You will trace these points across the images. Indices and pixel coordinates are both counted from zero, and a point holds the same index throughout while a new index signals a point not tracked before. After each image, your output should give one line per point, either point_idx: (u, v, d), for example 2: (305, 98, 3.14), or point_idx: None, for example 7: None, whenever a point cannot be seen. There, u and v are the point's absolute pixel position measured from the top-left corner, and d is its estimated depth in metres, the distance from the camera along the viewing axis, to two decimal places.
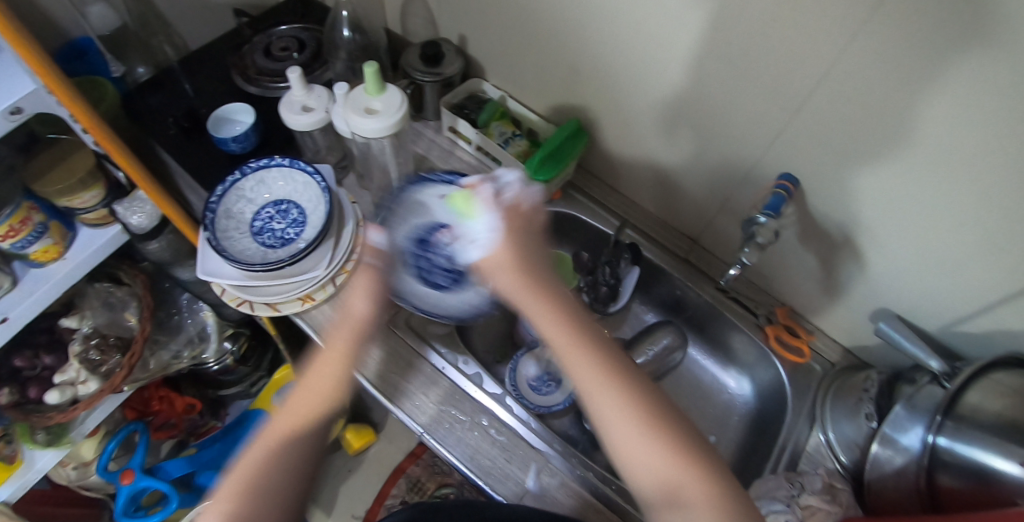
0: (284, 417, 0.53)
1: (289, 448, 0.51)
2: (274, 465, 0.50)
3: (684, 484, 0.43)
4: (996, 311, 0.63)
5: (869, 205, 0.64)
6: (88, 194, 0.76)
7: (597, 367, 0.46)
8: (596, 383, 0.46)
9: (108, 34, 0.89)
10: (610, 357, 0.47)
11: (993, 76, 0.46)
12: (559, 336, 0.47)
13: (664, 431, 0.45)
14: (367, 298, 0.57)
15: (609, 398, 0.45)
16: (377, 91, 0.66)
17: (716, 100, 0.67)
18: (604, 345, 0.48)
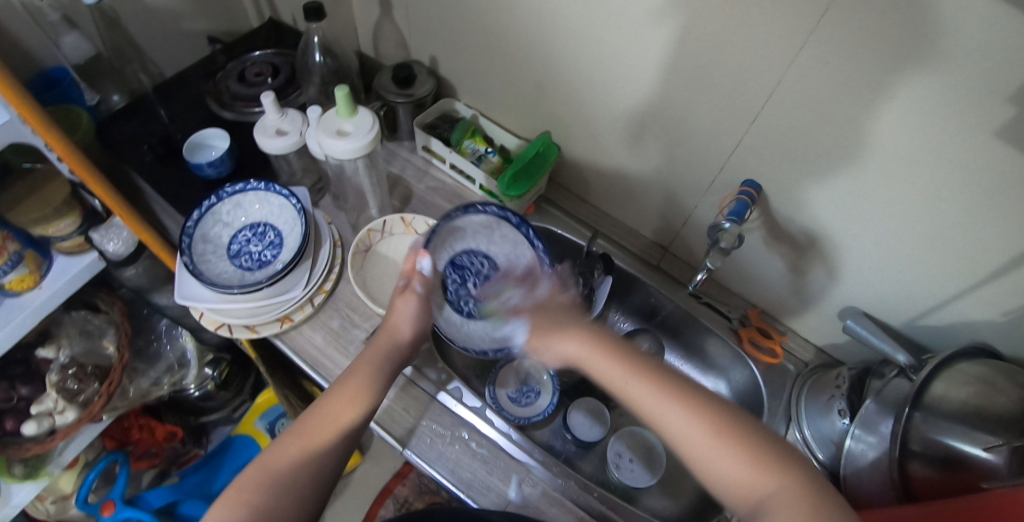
0: (313, 421, 0.56)
1: (315, 449, 0.53)
2: (294, 464, 0.52)
3: (767, 490, 0.45)
4: (955, 304, 0.66)
5: (829, 208, 0.67)
6: (63, 223, 0.76)
7: (646, 386, 0.52)
8: (666, 408, 0.50)
9: (81, 63, 0.88)
10: (657, 373, 0.53)
11: (937, 79, 0.49)
12: (616, 372, 0.54)
13: (738, 440, 0.48)
14: (410, 322, 0.63)
15: (678, 420, 0.49)
16: (348, 114, 0.68)
17: (681, 112, 0.69)
18: (663, 370, 0.54)
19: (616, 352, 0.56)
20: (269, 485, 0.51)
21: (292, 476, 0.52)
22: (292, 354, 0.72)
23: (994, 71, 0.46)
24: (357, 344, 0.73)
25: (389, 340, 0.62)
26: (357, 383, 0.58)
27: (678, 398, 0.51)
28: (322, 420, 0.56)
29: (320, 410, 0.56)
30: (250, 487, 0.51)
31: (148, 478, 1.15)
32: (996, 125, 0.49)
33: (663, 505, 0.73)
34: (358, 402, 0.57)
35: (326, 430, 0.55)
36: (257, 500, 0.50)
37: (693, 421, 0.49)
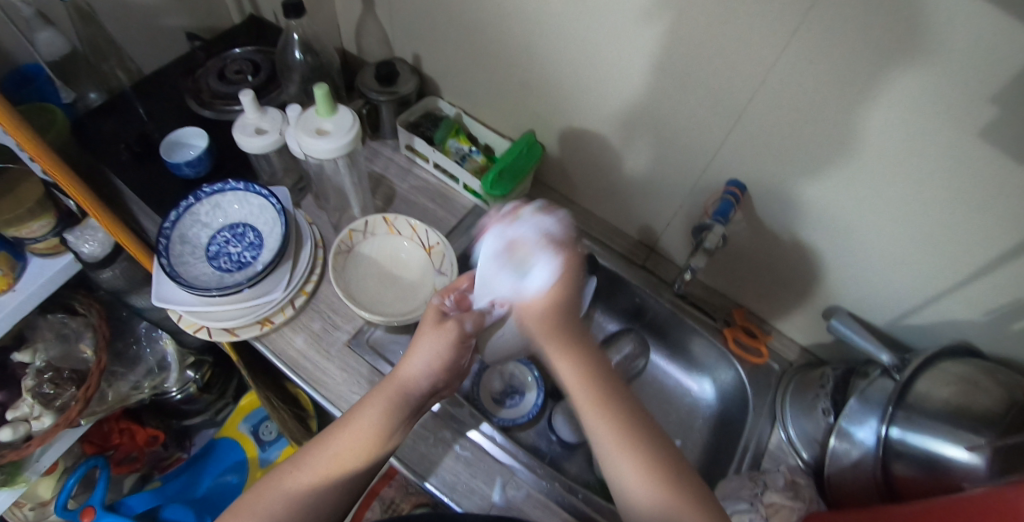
0: (321, 457, 0.52)
1: (311, 494, 0.50)
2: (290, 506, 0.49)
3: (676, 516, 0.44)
4: (938, 304, 0.66)
5: (814, 206, 0.66)
6: (37, 224, 0.74)
7: (602, 413, 0.50)
8: (603, 430, 0.49)
9: (56, 60, 0.84)
10: (609, 398, 0.50)
11: (919, 81, 0.49)
12: (574, 379, 0.52)
13: (672, 479, 0.46)
14: (424, 362, 0.58)
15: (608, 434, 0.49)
16: (327, 113, 0.67)
17: (666, 109, 0.68)
18: (619, 401, 0.51)
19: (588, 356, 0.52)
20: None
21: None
22: (272, 357, 0.71)
23: (977, 70, 0.46)
24: (339, 346, 0.72)
25: (406, 383, 0.57)
26: (370, 434, 0.54)
27: (600, 400, 0.50)
28: (328, 468, 0.52)
29: (322, 456, 0.52)
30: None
31: (128, 483, 1.13)
32: (979, 124, 0.49)
33: None
34: (360, 458, 0.53)
35: (330, 477, 0.52)
36: None
37: (614, 431, 0.49)
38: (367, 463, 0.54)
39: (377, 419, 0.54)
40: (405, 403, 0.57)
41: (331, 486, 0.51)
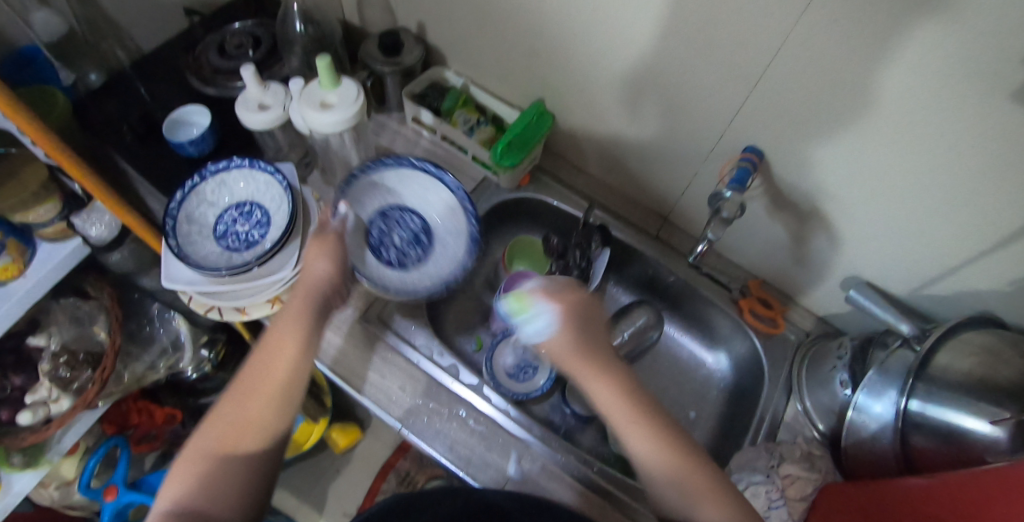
0: (253, 372, 0.55)
1: (253, 406, 0.53)
2: (238, 422, 0.52)
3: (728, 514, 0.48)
4: (962, 272, 0.64)
5: (832, 173, 0.64)
6: (42, 209, 0.73)
7: (649, 436, 0.51)
8: (656, 455, 0.50)
9: (53, 41, 0.83)
10: (657, 418, 0.52)
11: (951, 39, 0.46)
12: (615, 407, 0.52)
13: (721, 493, 0.49)
14: (326, 260, 0.61)
15: (647, 443, 0.51)
16: (331, 85, 0.65)
17: (678, 74, 0.66)
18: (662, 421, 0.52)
19: (600, 364, 0.53)
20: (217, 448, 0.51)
21: (223, 462, 0.51)
22: None
23: (1013, 28, 0.43)
24: (351, 322, 0.72)
25: (306, 290, 0.59)
26: (270, 354, 0.56)
27: (640, 424, 0.51)
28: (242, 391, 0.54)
29: (251, 375, 0.55)
30: (188, 485, 0.49)
31: (150, 461, 1.15)
32: (1013, 85, 0.46)
33: None
34: (290, 363, 0.56)
35: (257, 387, 0.54)
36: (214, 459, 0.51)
37: (658, 445, 0.50)
38: (291, 376, 0.55)
39: (299, 322, 0.57)
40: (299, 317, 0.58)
41: (257, 402, 0.53)
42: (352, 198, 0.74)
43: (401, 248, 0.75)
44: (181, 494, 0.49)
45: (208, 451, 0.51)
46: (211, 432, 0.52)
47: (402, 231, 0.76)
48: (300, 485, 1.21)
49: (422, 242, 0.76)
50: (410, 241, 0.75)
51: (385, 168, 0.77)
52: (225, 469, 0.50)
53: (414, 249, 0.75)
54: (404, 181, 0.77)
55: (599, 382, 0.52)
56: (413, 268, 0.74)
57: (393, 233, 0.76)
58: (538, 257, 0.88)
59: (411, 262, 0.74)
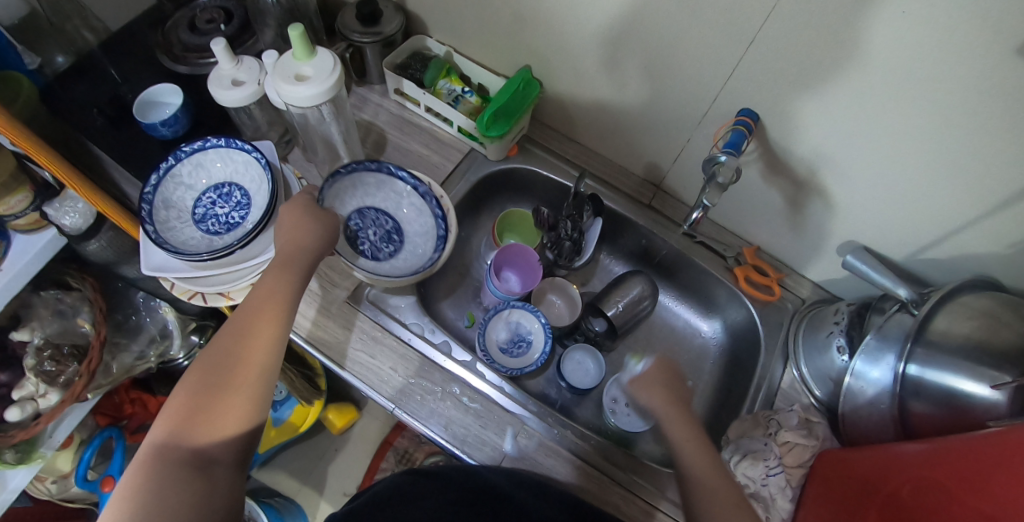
0: (236, 319, 0.54)
1: (237, 348, 0.52)
2: (224, 364, 0.51)
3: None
4: (960, 235, 0.63)
5: (830, 136, 0.62)
6: (14, 199, 0.71)
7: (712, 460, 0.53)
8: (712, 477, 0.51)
9: (15, 23, 0.80)
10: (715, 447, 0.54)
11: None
12: (684, 433, 0.55)
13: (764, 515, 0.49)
14: (304, 218, 0.61)
15: (707, 464, 0.52)
16: (306, 56, 0.61)
17: (669, 36, 0.63)
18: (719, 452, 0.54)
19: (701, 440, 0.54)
20: (204, 389, 0.49)
21: (214, 400, 0.49)
22: None
23: None
24: (339, 304, 0.70)
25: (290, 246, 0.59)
26: (259, 300, 0.55)
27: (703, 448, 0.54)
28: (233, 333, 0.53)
29: (235, 322, 0.54)
30: (178, 423, 0.47)
31: None
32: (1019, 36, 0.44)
33: (661, 448, 0.74)
34: (274, 310, 0.55)
35: (242, 331, 0.53)
36: (201, 400, 0.49)
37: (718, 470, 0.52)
38: (275, 322, 0.55)
39: (281, 272, 0.57)
40: (286, 266, 0.58)
41: (241, 345, 0.52)
42: (326, 200, 0.67)
43: (373, 243, 0.71)
44: (172, 432, 0.47)
45: (198, 389, 0.49)
46: (199, 373, 0.50)
47: (374, 227, 0.71)
48: (299, 468, 1.21)
49: (395, 239, 0.72)
50: (382, 239, 0.71)
51: (363, 171, 0.70)
52: (217, 407, 0.49)
53: (388, 245, 0.71)
54: (381, 186, 0.71)
55: (671, 413, 0.57)
56: (386, 262, 0.71)
57: (366, 232, 0.70)
58: (529, 228, 0.86)
59: (385, 260, 0.71)
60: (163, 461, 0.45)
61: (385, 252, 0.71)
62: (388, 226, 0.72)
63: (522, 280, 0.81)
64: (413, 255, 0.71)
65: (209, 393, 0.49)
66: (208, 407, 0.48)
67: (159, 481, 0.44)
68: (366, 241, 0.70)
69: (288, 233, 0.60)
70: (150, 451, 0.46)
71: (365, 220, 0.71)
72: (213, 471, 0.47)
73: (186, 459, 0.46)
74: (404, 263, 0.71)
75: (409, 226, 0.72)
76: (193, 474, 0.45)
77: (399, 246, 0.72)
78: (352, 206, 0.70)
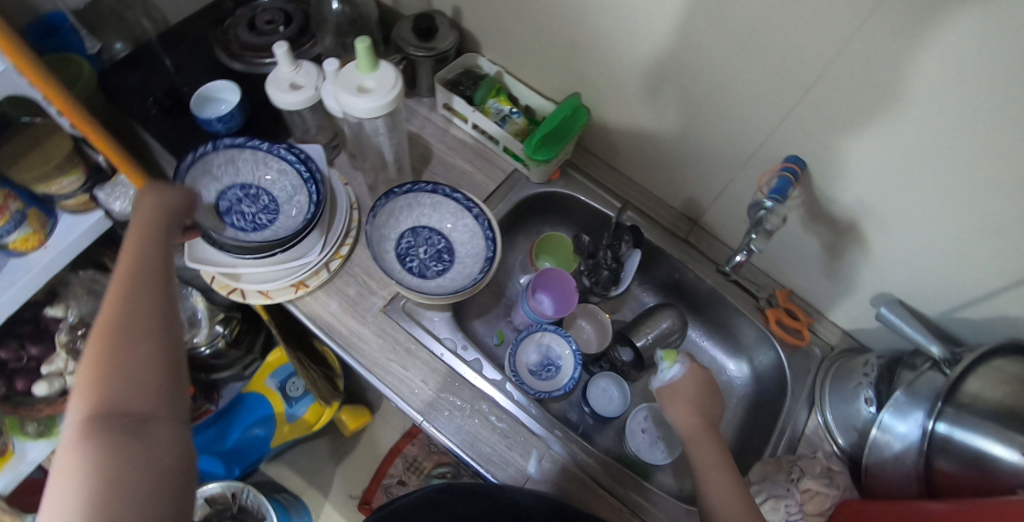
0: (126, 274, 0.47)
1: (141, 295, 0.46)
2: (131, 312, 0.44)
3: None
4: (999, 298, 0.62)
5: (876, 188, 0.62)
6: (66, 180, 0.72)
7: (727, 479, 0.55)
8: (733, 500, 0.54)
9: (80, 8, 0.83)
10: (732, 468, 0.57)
11: (1008, 54, 0.44)
12: (700, 438, 0.59)
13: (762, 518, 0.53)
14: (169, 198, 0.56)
15: (724, 482, 0.55)
16: (369, 69, 0.63)
17: (721, 78, 0.64)
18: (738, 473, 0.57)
19: (726, 461, 0.57)
20: (120, 342, 0.42)
21: (128, 348, 0.42)
22: (306, 320, 0.71)
23: None
24: (374, 312, 0.71)
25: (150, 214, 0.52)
26: (133, 255, 0.49)
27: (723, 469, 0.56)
28: (115, 291, 0.45)
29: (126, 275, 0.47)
30: (91, 393, 0.40)
31: None
32: None
33: (678, 482, 0.75)
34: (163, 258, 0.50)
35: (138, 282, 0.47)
36: (119, 350, 0.42)
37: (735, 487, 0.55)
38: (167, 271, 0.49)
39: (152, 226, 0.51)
40: (153, 224, 0.52)
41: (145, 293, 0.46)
42: (378, 217, 0.71)
43: (423, 261, 0.74)
44: (89, 406, 0.40)
45: (98, 357, 0.41)
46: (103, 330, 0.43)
47: (425, 247, 0.74)
48: (309, 464, 1.22)
49: (444, 259, 0.74)
50: (432, 257, 0.74)
51: (419, 192, 0.73)
52: (124, 369, 0.42)
53: (439, 264, 0.74)
54: (436, 207, 0.74)
55: (687, 415, 0.61)
56: (432, 279, 0.73)
57: (416, 249, 0.74)
58: (567, 254, 0.87)
59: (432, 278, 0.73)
60: (92, 429, 0.39)
61: (433, 270, 0.73)
62: (440, 246, 0.74)
63: (556, 304, 0.79)
64: (461, 275, 0.73)
65: (111, 355, 0.42)
66: (132, 356, 0.42)
67: (102, 445, 0.38)
68: (416, 258, 0.74)
69: (143, 211, 0.53)
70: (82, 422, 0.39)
71: (418, 240, 0.74)
72: (150, 427, 0.41)
73: (114, 422, 0.39)
74: (452, 283, 0.73)
75: (459, 246, 0.74)
76: (131, 433, 0.40)
77: (448, 266, 0.74)
78: (406, 226, 0.74)
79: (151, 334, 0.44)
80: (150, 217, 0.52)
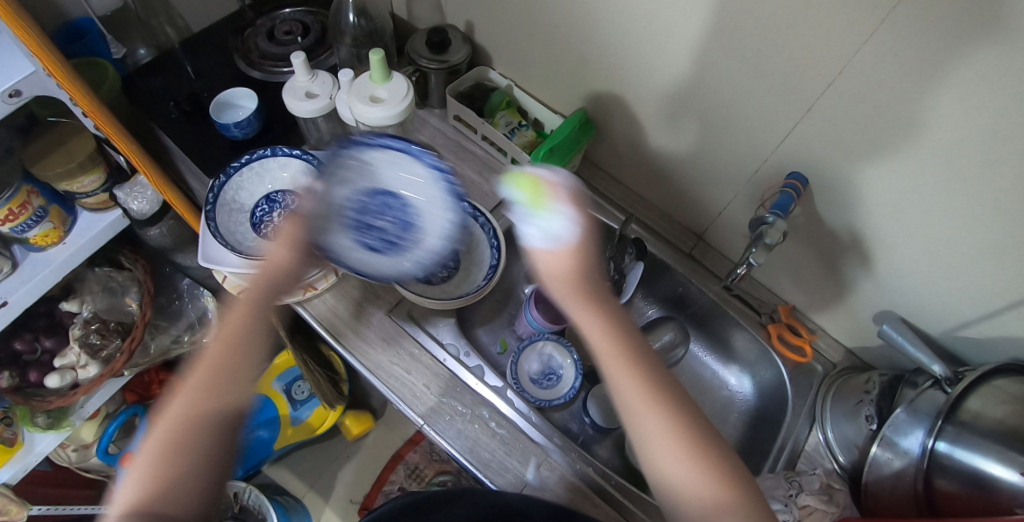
0: (205, 367, 0.47)
1: (212, 405, 0.45)
2: (196, 421, 0.45)
3: (725, 506, 0.40)
4: (1000, 317, 0.63)
5: (878, 206, 0.63)
6: (87, 179, 0.74)
7: (659, 413, 0.42)
8: (664, 435, 0.42)
9: (108, 14, 0.86)
10: (660, 382, 0.43)
11: (1002, 76, 0.45)
12: (609, 354, 0.43)
13: (705, 453, 0.42)
14: (289, 245, 0.52)
15: (645, 415, 0.42)
16: (382, 79, 0.65)
17: (726, 95, 0.66)
18: (671, 392, 0.43)
19: (631, 352, 0.43)
20: (174, 451, 0.44)
21: (182, 461, 0.44)
22: (313, 322, 0.72)
23: None
24: (380, 315, 0.73)
25: (271, 267, 0.51)
26: (224, 347, 0.48)
27: (652, 397, 0.42)
28: (197, 390, 0.46)
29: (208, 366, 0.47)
30: (141, 493, 0.42)
31: None
32: None
33: None
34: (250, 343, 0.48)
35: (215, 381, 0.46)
36: (173, 460, 0.44)
37: (665, 420, 0.42)
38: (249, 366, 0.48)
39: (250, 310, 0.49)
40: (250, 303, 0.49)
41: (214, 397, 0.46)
42: None
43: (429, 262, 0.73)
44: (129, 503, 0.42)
45: (161, 455, 0.44)
46: (172, 429, 0.44)
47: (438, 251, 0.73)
48: (311, 468, 1.23)
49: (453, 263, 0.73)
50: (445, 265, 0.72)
51: None
52: (156, 490, 0.42)
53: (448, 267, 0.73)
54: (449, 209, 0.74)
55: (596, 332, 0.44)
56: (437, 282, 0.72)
57: None
58: None
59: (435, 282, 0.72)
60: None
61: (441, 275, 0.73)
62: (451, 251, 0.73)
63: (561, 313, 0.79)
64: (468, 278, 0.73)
65: (168, 461, 0.43)
66: (176, 470, 0.43)
67: None
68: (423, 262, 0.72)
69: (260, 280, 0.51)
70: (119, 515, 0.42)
71: None
72: None
73: None
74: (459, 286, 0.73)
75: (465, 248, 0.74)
76: None
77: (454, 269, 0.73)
78: None
79: (206, 452, 0.45)
80: (259, 290, 0.50)
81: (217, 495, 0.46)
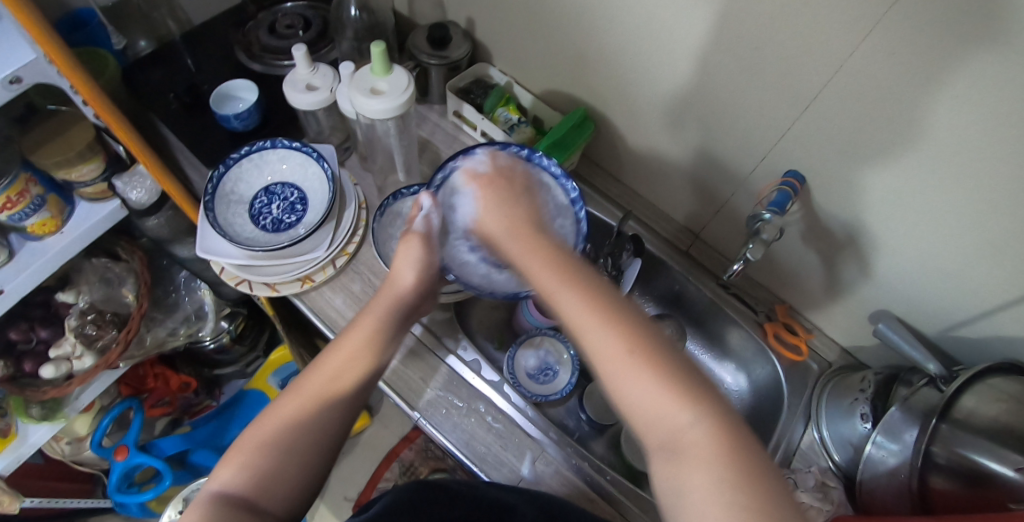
0: (320, 376, 0.52)
1: (321, 412, 0.51)
2: (300, 425, 0.50)
3: (683, 426, 0.39)
4: (996, 317, 0.63)
5: (874, 205, 0.63)
6: (86, 168, 0.74)
7: (602, 326, 0.42)
8: (613, 351, 0.41)
9: (109, 5, 0.87)
10: (603, 297, 0.44)
11: (998, 76, 0.46)
12: (546, 276, 0.46)
13: (657, 367, 0.41)
14: (413, 268, 0.56)
15: (592, 330, 0.42)
16: (383, 72, 0.65)
17: (724, 93, 0.66)
18: (615, 307, 0.44)
19: (568, 272, 0.45)
20: (277, 450, 0.49)
21: (284, 458, 0.49)
22: (311, 315, 0.73)
23: None
24: None
25: (394, 291, 0.56)
26: (348, 358, 0.53)
27: (595, 312, 0.43)
28: (313, 396, 0.51)
29: (321, 375, 0.52)
30: (244, 479, 0.47)
31: (161, 425, 1.14)
32: None
33: None
34: (366, 359, 0.54)
35: (326, 390, 0.52)
36: (275, 460, 0.48)
37: (611, 332, 0.42)
38: (358, 382, 0.53)
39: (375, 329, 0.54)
40: (392, 322, 0.56)
41: (320, 404, 0.51)
42: (385, 217, 0.73)
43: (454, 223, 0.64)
44: (230, 487, 0.47)
45: (264, 447, 0.49)
46: (280, 426, 0.50)
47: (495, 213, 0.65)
48: None
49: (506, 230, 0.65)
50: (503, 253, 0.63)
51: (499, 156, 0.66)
52: (263, 482, 0.48)
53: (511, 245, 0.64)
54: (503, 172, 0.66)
55: (535, 261, 0.47)
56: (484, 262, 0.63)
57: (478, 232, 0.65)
58: None
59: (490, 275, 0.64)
60: (225, 504, 0.46)
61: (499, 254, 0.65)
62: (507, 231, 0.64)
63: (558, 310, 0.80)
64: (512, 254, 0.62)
65: (270, 455, 0.48)
66: (278, 467, 0.48)
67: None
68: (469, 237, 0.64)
69: (399, 305, 0.56)
70: (216, 496, 0.47)
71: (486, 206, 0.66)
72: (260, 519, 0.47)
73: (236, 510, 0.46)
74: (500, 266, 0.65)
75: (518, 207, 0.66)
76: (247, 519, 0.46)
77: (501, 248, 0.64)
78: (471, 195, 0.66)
79: (304, 454, 0.50)
80: (389, 314, 0.56)
81: (307, 493, 0.51)
